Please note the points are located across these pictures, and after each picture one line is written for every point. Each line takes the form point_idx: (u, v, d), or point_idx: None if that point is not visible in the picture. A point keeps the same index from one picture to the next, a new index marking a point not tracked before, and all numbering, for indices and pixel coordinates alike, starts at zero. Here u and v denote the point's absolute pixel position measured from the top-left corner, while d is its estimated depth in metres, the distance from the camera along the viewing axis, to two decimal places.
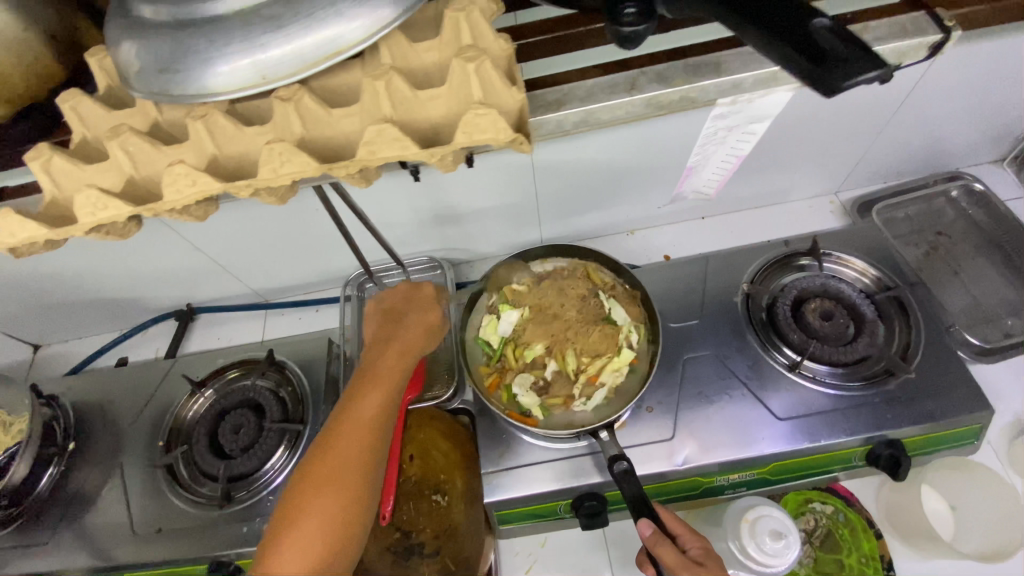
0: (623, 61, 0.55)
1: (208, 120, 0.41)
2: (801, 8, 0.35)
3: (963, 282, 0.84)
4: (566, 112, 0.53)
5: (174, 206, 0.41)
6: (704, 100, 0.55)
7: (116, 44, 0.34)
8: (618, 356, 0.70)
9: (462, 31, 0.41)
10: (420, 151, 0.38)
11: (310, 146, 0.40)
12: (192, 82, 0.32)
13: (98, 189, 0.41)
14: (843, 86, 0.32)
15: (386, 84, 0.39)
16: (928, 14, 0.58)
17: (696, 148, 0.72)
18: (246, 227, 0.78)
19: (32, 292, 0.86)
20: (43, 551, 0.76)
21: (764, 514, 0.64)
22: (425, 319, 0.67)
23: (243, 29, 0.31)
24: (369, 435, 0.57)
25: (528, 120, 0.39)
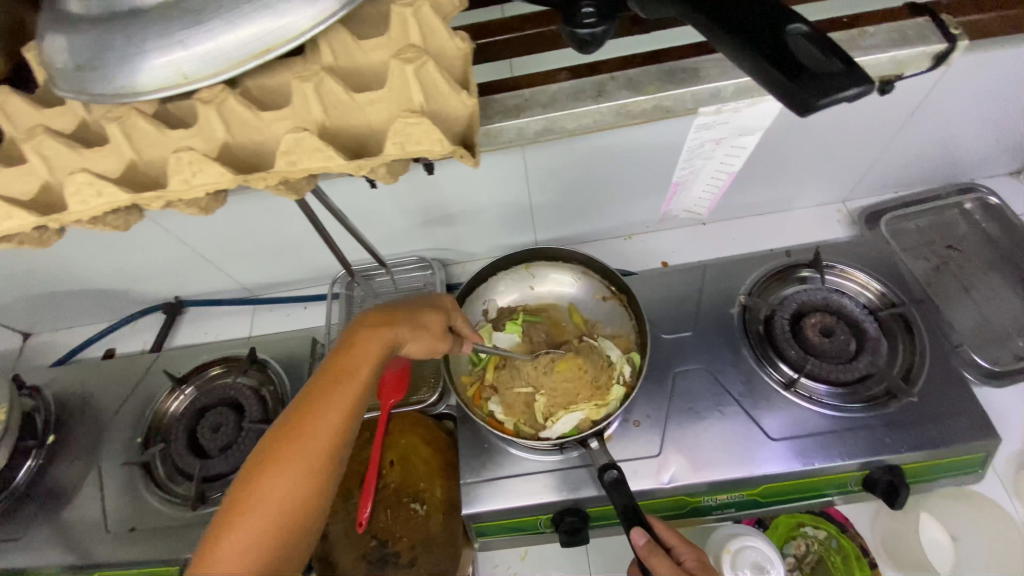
0: (594, 64, 0.53)
1: (124, 122, 0.38)
2: (780, 13, 0.32)
3: (974, 300, 0.80)
4: (526, 120, 0.50)
5: (80, 218, 0.40)
6: (683, 109, 0.52)
7: (36, 37, 0.32)
8: (608, 394, 0.67)
9: (410, 28, 0.38)
10: (344, 164, 0.37)
11: (230, 155, 0.39)
12: (109, 80, 0.30)
13: (1, 198, 0.39)
14: (819, 103, 0.29)
15: (316, 87, 0.37)
16: (934, 20, 0.55)
17: (681, 161, 0.71)
18: (230, 222, 0.76)
19: (10, 283, 0.85)
20: (14, 546, 0.75)
21: (747, 545, 0.62)
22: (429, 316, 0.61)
23: (161, 25, 0.28)
24: (335, 421, 0.51)
25: (476, 134, 0.37)
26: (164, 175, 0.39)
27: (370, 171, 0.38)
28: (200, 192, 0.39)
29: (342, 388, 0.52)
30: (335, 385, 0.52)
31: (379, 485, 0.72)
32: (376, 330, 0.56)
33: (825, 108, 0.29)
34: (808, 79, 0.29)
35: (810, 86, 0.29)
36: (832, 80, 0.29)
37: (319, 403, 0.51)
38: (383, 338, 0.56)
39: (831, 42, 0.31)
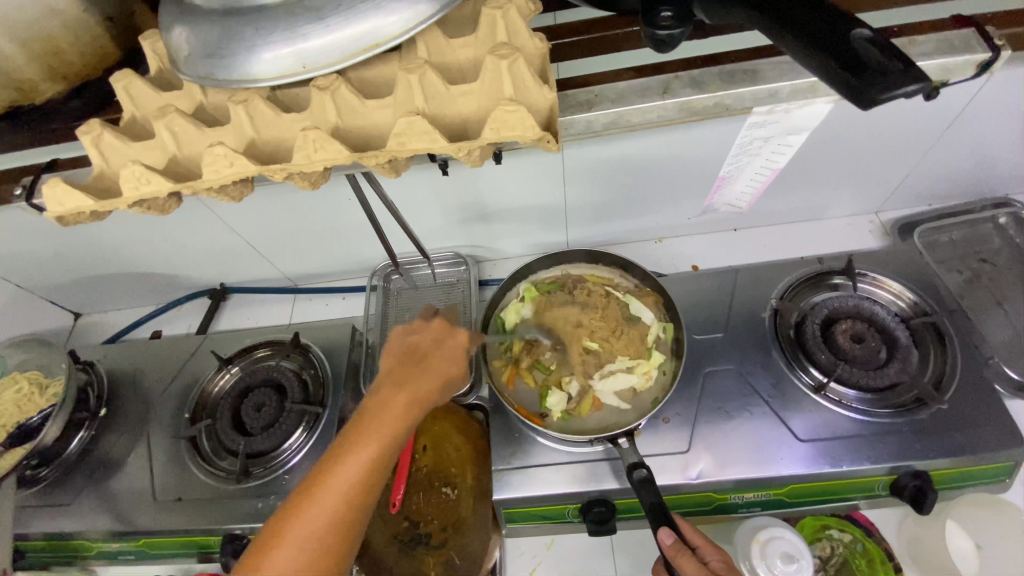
0: (656, 65, 0.55)
1: (249, 104, 0.42)
2: (842, 16, 0.34)
3: (1007, 313, 0.80)
4: (597, 113, 0.52)
5: (214, 184, 0.43)
6: (739, 108, 0.54)
7: (170, 28, 0.35)
8: (648, 359, 0.72)
9: (499, 28, 0.41)
10: (448, 145, 0.39)
11: (344, 135, 0.42)
12: (236, 68, 0.33)
13: (144, 165, 0.42)
14: (880, 98, 0.31)
15: (420, 78, 0.40)
16: (979, 33, 0.56)
17: (730, 157, 0.71)
18: (285, 209, 0.80)
19: (73, 263, 0.90)
20: (69, 510, 0.80)
21: (776, 536, 0.63)
22: (446, 369, 0.57)
23: (288, 19, 0.32)
24: (341, 513, 0.49)
25: (557, 120, 0.40)
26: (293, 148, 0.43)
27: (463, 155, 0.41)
28: (321, 166, 0.41)
29: (346, 478, 0.50)
30: (340, 476, 0.50)
31: (412, 469, 0.75)
32: (393, 396, 0.53)
33: (886, 101, 0.31)
34: (871, 75, 0.31)
35: (872, 82, 0.31)
36: (894, 76, 0.31)
37: (323, 497, 0.49)
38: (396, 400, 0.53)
39: (893, 45, 0.33)
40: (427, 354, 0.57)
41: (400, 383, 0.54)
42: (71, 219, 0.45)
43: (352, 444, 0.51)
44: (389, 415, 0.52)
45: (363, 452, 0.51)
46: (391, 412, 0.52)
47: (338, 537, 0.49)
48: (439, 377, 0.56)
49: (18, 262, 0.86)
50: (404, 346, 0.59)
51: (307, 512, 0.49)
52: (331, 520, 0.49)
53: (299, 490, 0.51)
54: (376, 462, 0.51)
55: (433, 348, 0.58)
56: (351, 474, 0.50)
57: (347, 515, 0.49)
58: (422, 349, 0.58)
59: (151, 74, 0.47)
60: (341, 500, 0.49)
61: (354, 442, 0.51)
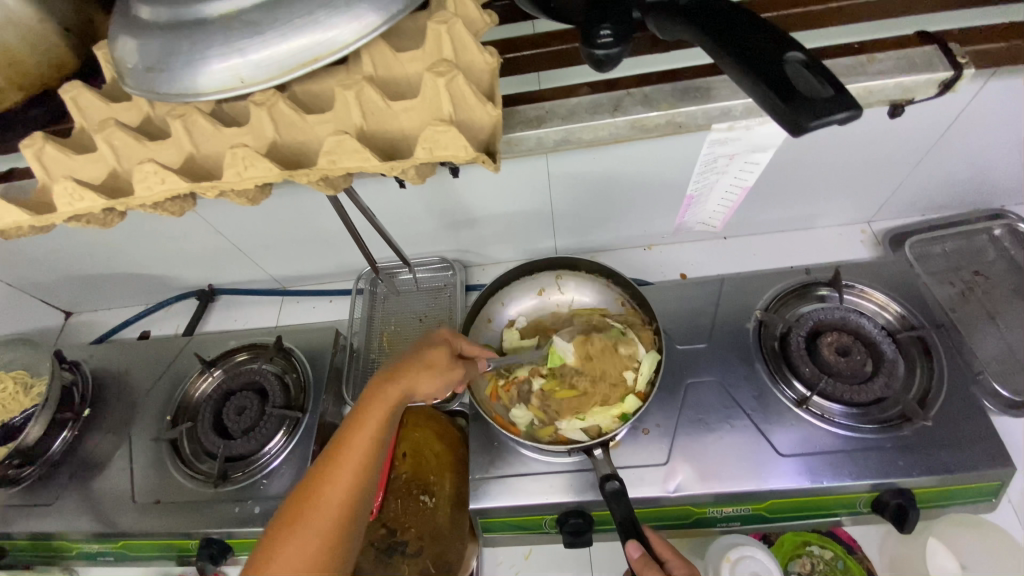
0: (612, 81, 0.53)
1: (186, 120, 0.42)
2: (781, 39, 0.33)
3: (998, 328, 0.78)
4: (546, 130, 0.51)
5: (144, 203, 0.43)
6: (692, 126, 0.52)
7: (113, 41, 0.35)
8: (622, 402, 0.68)
9: (444, 43, 0.40)
10: (380, 164, 0.39)
11: (280, 151, 0.42)
12: (176, 82, 0.33)
13: (74, 181, 0.43)
14: (811, 125, 0.30)
15: (357, 93, 0.39)
16: (942, 49, 0.53)
17: (696, 176, 0.72)
18: (266, 212, 0.80)
19: (58, 264, 0.90)
20: (48, 511, 0.80)
21: (746, 555, 0.63)
22: (433, 356, 0.64)
23: (224, 33, 0.31)
24: (359, 475, 0.54)
25: (500, 140, 0.39)
26: (216, 168, 0.43)
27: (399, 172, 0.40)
28: (252, 183, 0.42)
29: (357, 448, 0.55)
30: (352, 450, 0.55)
31: (391, 475, 0.75)
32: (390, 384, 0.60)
33: (816, 128, 0.30)
34: (801, 101, 0.31)
35: (803, 110, 0.31)
36: (824, 104, 0.31)
37: (342, 463, 0.54)
38: (398, 385, 0.59)
39: (827, 71, 0.32)
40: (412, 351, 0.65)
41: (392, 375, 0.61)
42: (13, 232, 0.46)
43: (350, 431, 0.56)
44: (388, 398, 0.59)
45: (371, 425, 0.56)
46: (387, 397, 0.59)
47: (344, 517, 0.52)
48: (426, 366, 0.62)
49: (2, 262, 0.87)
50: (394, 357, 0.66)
51: (316, 494, 0.53)
52: (352, 478, 0.54)
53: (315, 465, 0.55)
54: (374, 443, 0.56)
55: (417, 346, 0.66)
56: (353, 456, 0.55)
57: (363, 475, 0.54)
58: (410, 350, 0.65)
59: (106, 83, 0.47)
60: (345, 484, 0.53)
61: (351, 427, 0.57)
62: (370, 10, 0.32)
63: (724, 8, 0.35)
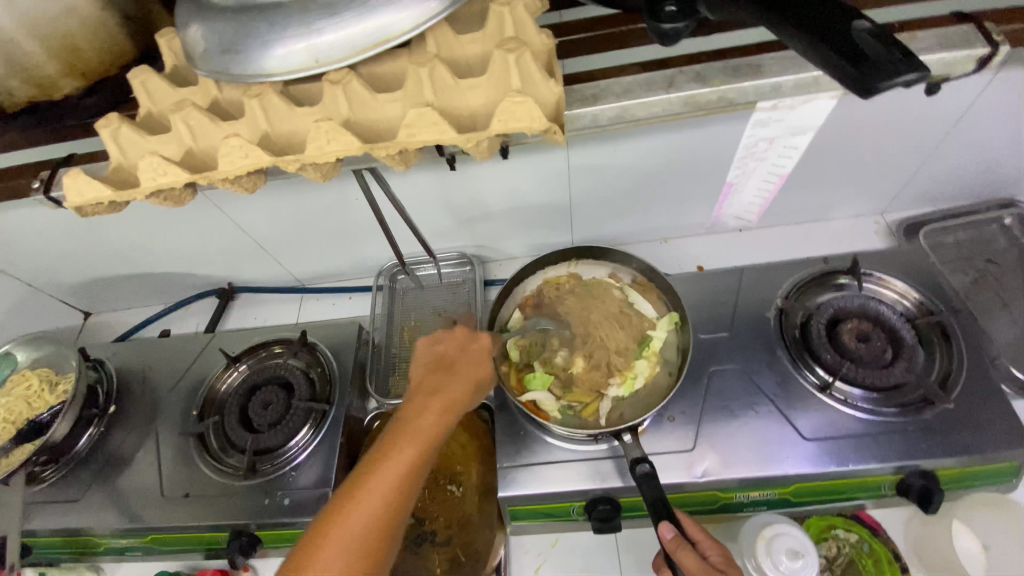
0: (663, 60, 0.52)
1: (262, 98, 0.43)
2: (840, 10, 0.35)
3: (1012, 315, 0.79)
4: (601, 108, 0.49)
5: (229, 176, 0.44)
6: (741, 104, 0.50)
7: (187, 25, 0.36)
8: (648, 346, 0.73)
9: (506, 22, 0.42)
10: (457, 136, 0.41)
11: (355, 127, 0.42)
12: (251, 62, 0.34)
13: (161, 156, 0.44)
14: (880, 87, 0.32)
15: (429, 71, 0.41)
16: (978, 27, 0.51)
17: (736, 162, 0.60)
18: (293, 208, 0.81)
19: (83, 263, 0.91)
20: (75, 507, 0.80)
21: (782, 532, 0.63)
22: (475, 375, 0.59)
23: (301, 15, 0.33)
24: (391, 502, 0.50)
25: (564, 113, 0.40)
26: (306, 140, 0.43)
27: (473, 146, 0.42)
28: (332, 157, 0.43)
29: (391, 474, 0.51)
30: (385, 474, 0.51)
31: None
32: (433, 402, 0.56)
33: (885, 91, 0.32)
34: (870, 65, 0.32)
35: (873, 71, 0.32)
36: (892, 67, 0.32)
37: (374, 488, 0.51)
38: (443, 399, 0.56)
39: (893, 37, 0.33)
40: (456, 359, 0.60)
41: (435, 389, 0.57)
42: (91, 210, 0.47)
43: (379, 465, 0.52)
44: (431, 416, 0.55)
45: (409, 450, 0.53)
46: (429, 418, 0.55)
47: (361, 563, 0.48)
48: (470, 382, 0.59)
49: (32, 260, 0.88)
50: (429, 356, 0.61)
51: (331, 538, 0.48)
52: (384, 505, 0.50)
53: (346, 485, 0.52)
54: (405, 482, 0.51)
55: (460, 354, 0.61)
56: (379, 499, 0.50)
57: (395, 503, 0.51)
58: (450, 359, 0.60)
59: (167, 71, 0.49)
60: (375, 512, 0.50)
61: (383, 458, 0.52)
62: None
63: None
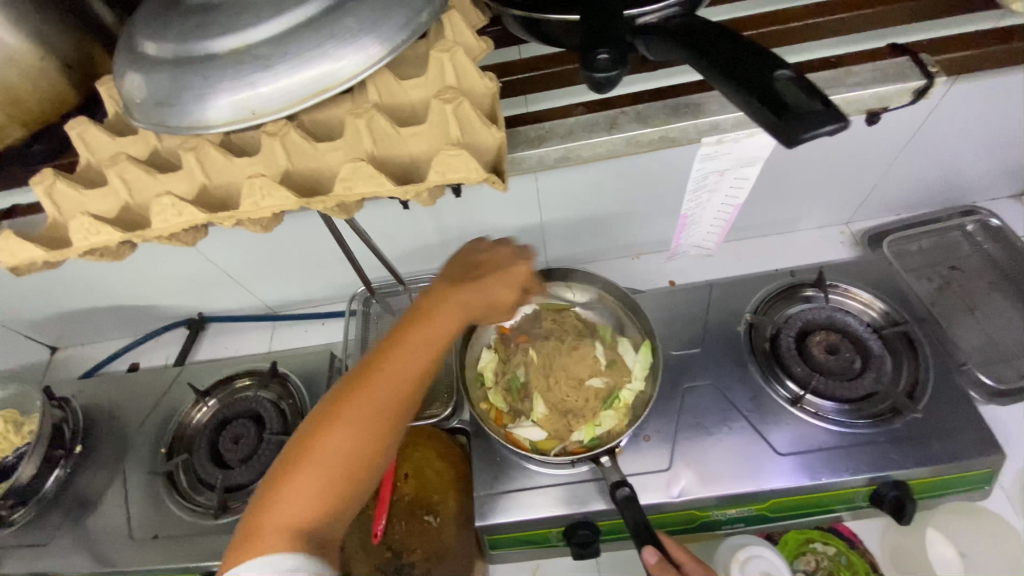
0: (605, 100, 0.56)
1: (198, 151, 0.43)
2: (768, 59, 0.35)
3: (978, 319, 0.82)
4: (545, 150, 0.53)
5: (161, 233, 0.44)
6: (686, 140, 0.55)
7: (121, 78, 0.36)
8: (619, 398, 0.71)
9: (447, 70, 0.42)
10: (394, 188, 0.40)
11: (296, 177, 0.43)
12: (187, 115, 0.33)
13: (90, 216, 0.43)
14: (803, 137, 0.31)
15: (367, 122, 0.41)
16: (914, 60, 0.58)
17: (689, 197, 0.66)
18: (258, 239, 0.80)
19: (45, 299, 0.89)
20: (45, 550, 0.77)
21: (755, 555, 0.64)
22: (495, 292, 0.54)
23: (235, 68, 0.32)
24: (405, 388, 0.51)
25: (505, 159, 0.41)
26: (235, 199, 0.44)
27: (414, 195, 0.42)
28: (268, 212, 0.43)
29: (405, 364, 0.51)
30: (402, 362, 0.51)
31: (393, 497, 0.74)
32: (453, 302, 0.53)
33: (808, 141, 0.31)
34: (790, 117, 0.31)
35: (795, 121, 0.31)
36: (815, 117, 0.31)
37: (388, 373, 0.51)
38: (461, 301, 0.53)
39: (817, 86, 0.33)
40: (483, 274, 0.55)
41: (451, 288, 0.54)
42: (27, 268, 0.45)
43: (398, 350, 0.52)
44: (448, 315, 0.53)
45: (427, 341, 0.52)
46: (445, 314, 0.53)
47: (373, 444, 0.49)
48: (488, 295, 0.54)
49: None
50: (454, 259, 0.58)
51: (341, 417, 0.49)
52: (400, 391, 0.51)
53: (360, 367, 0.52)
54: (419, 372, 0.52)
55: (485, 268, 0.56)
56: (396, 381, 0.51)
57: (411, 392, 0.52)
58: (482, 264, 0.57)
59: (108, 118, 0.48)
60: (388, 398, 0.50)
61: (402, 345, 0.52)
62: (374, 42, 0.33)
63: (715, 32, 0.37)
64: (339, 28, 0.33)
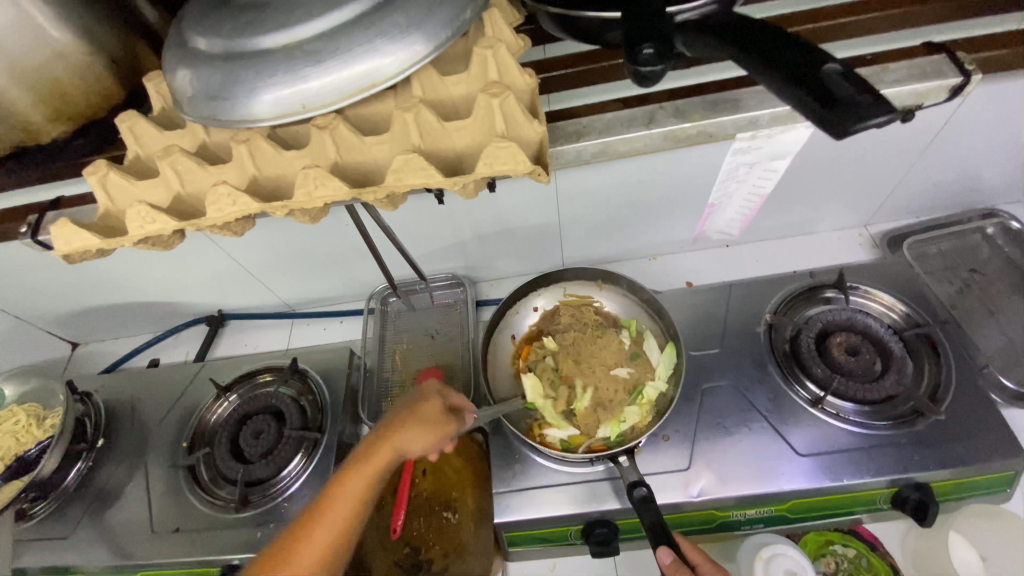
0: (645, 95, 0.58)
1: (252, 143, 0.44)
2: (814, 52, 0.35)
3: (999, 323, 0.81)
4: (584, 144, 0.55)
5: (215, 223, 0.44)
6: (722, 135, 0.56)
7: (174, 71, 0.37)
8: (643, 394, 0.71)
9: (489, 67, 0.43)
10: (443, 180, 0.41)
11: (344, 171, 0.43)
12: (237, 109, 0.34)
13: (148, 205, 0.44)
14: (854, 128, 0.31)
15: (414, 116, 0.41)
16: (949, 57, 0.59)
17: (717, 183, 0.75)
18: (283, 236, 0.81)
19: (72, 294, 0.91)
20: (65, 543, 0.78)
21: (778, 553, 0.64)
22: (415, 431, 0.60)
23: (287, 63, 0.33)
24: (330, 548, 0.56)
25: (547, 152, 0.42)
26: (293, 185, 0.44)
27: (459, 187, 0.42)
28: (320, 203, 0.43)
29: (333, 521, 0.57)
30: (330, 520, 0.57)
31: (412, 493, 0.75)
32: (377, 449, 0.59)
33: (860, 132, 0.31)
34: (841, 110, 0.31)
35: (846, 112, 0.32)
36: (866, 107, 0.32)
37: (316, 530, 0.56)
38: (386, 449, 0.59)
39: (861, 78, 0.33)
40: (409, 415, 0.61)
41: (376, 437, 0.60)
42: (79, 256, 0.47)
43: (324, 509, 0.57)
44: (369, 469, 0.58)
45: (354, 492, 0.57)
46: (369, 466, 0.58)
47: None
48: (403, 441, 0.59)
49: (21, 294, 0.88)
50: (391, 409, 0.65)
51: None
52: (329, 543, 0.56)
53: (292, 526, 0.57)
54: (353, 508, 0.57)
55: (419, 402, 0.63)
56: (333, 528, 0.56)
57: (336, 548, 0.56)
58: (411, 405, 0.63)
59: (154, 113, 0.50)
60: (314, 557, 0.55)
61: (331, 496, 0.57)
62: (421, 38, 0.34)
63: (759, 26, 0.37)
64: (389, 24, 0.33)
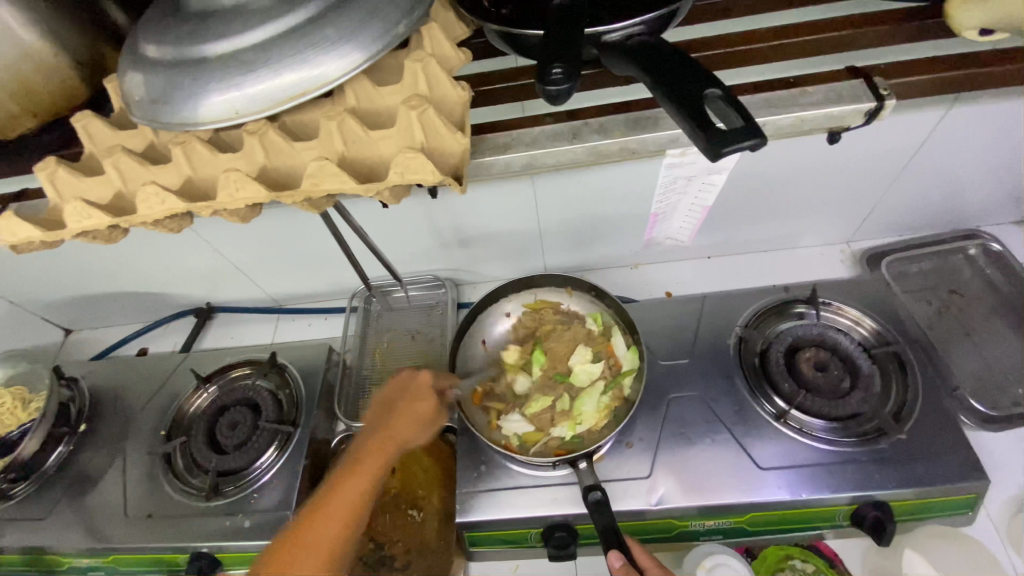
0: (571, 113, 0.57)
1: (186, 146, 0.46)
2: (703, 75, 0.39)
3: (975, 345, 0.81)
4: (513, 154, 0.54)
5: (147, 219, 0.47)
6: (643, 152, 0.56)
7: (122, 77, 0.39)
8: (606, 395, 0.72)
9: (419, 79, 0.45)
10: (355, 186, 0.43)
11: (269, 173, 0.46)
12: (177, 113, 0.36)
13: (84, 201, 0.46)
14: (725, 151, 0.35)
15: (338, 124, 0.43)
16: (867, 83, 0.58)
17: (659, 195, 0.76)
18: (262, 233, 0.84)
19: (59, 283, 0.93)
20: (41, 524, 0.80)
21: (720, 563, 0.66)
22: (413, 417, 0.65)
23: (221, 71, 0.35)
24: (344, 529, 0.58)
25: (466, 164, 0.44)
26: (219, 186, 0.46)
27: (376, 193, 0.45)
28: (242, 204, 0.45)
29: (342, 505, 0.59)
30: (336, 503, 0.59)
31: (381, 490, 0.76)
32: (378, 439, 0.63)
33: (730, 154, 0.35)
34: (717, 132, 0.35)
35: (720, 136, 0.35)
36: (737, 134, 0.36)
37: (327, 514, 0.58)
38: (386, 438, 0.63)
39: (740, 104, 0.37)
40: (402, 405, 0.66)
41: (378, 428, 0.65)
42: (26, 247, 0.49)
43: (333, 497, 0.59)
44: (375, 456, 0.62)
45: (360, 477, 0.60)
46: (374, 455, 0.62)
47: None
48: (400, 430, 0.64)
49: (9, 281, 0.91)
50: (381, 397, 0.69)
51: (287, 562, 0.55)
52: (339, 529, 0.58)
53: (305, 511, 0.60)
54: (361, 494, 0.60)
55: (409, 391, 0.67)
56: (344, 512, 0.58)
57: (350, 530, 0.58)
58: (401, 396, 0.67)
59: (113, 114, 0.52)
60: (327, 540, 0.57)
61: (340, 482, 0.60)
62: (350, 50, 0.35)
63: (666, 52, 0.41)
64: (318, 38, 0.35)
